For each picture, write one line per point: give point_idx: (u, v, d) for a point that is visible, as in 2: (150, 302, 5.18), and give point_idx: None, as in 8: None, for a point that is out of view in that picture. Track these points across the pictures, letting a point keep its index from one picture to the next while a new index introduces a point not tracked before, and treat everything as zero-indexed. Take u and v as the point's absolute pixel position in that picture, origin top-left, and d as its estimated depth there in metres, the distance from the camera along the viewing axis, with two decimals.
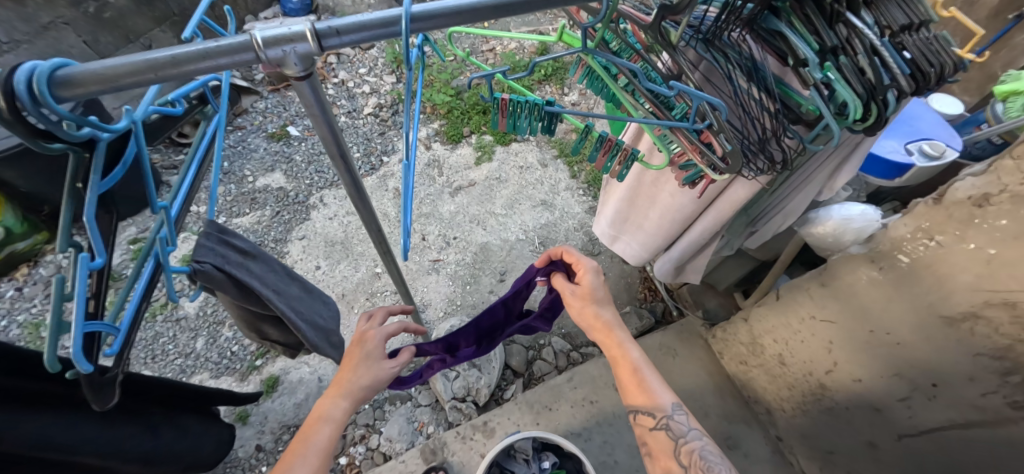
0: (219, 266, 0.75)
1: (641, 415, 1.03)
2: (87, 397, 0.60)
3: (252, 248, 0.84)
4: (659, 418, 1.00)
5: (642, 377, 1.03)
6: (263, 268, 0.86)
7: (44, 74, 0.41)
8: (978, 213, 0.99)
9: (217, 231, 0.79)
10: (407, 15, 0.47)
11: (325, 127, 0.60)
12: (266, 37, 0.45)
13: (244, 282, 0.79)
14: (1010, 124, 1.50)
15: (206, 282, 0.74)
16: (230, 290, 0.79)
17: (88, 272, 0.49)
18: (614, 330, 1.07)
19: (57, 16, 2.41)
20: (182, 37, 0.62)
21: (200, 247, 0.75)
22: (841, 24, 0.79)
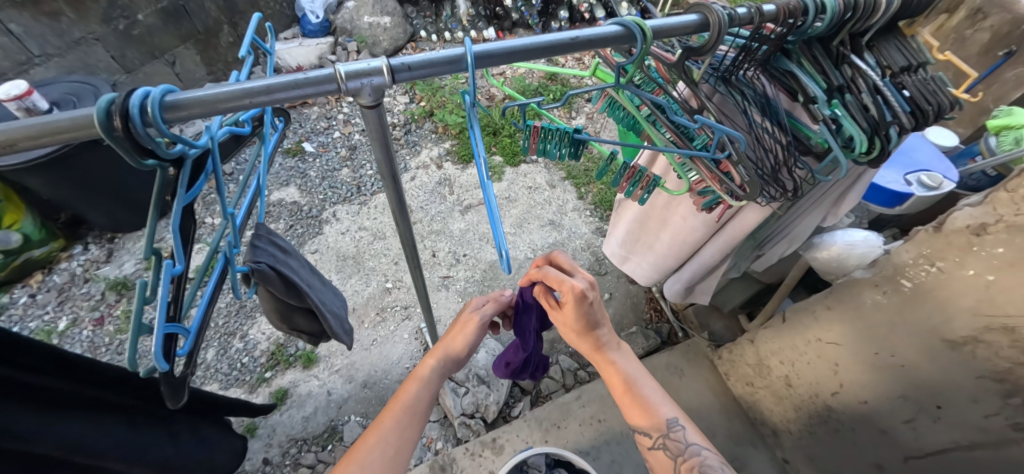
0: (272, 265, 0.80)
1: (640, 434, 0.99)
2: (163, 392, 0.70)
3: (290, 245, 0.90)
4: (658, 438, 0.96)
5: (637, 395, 0.98)
6: (299, 264, 0.92)
7: (156, 99, 0.47)
8: (976, 241, 1.05)
9: (266, 231, 0.84)
10: (471, 53, 0.55)
11: (383, 152, 0.65)
12: (349, 71, 0.51)
13: (292, 280, 0.84)
14: (1002, 157, 1.58)
15: (264, 280, 0.78)
16: (280, 288, 0.84)
17: (170, 277, 0.53)
18: (605, 348, 1.00)
19: (88, 32, 2.48)
20: (243, 69, 0.70)
21: (255, 247, 0.80)
22: (845, 65, 0.89)
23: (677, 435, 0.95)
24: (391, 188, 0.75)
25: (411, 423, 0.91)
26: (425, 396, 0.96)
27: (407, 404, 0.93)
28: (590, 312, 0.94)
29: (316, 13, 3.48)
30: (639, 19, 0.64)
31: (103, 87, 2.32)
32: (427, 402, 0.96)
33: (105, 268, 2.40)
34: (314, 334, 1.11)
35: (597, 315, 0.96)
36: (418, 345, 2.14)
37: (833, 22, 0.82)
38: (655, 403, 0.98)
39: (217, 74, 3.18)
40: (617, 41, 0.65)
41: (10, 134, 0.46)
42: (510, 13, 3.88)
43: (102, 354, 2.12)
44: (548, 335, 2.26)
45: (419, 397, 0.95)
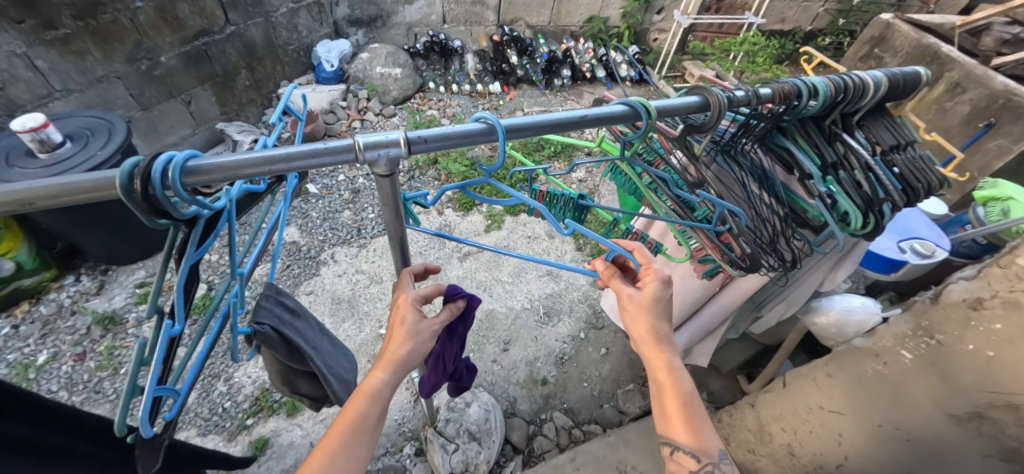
0: (276, 327, 0.82)
1: (680, 454, 0.82)
2: (137, 454, 0.67)
3: (300, 307, 0.91)
4: (705, 463, 0.81)
5: (693, 412, 0.84)
6: (308, 327, 0.93)
7: (178, 164, 0.49)
8: (973, 316, 1.06)
9: (275, 292, 0.86)
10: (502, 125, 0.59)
11: (393, 213, 0.67)
12: (367, 142, 0.54)
13: (293, 341, 0.84)
14: (991, 228, 1.63)
15: (262, 343, 0.79)
16: (281, 351, 0.84)
17: (167, 337, 0.53)
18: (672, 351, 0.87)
19: (112, 71, 2.55)
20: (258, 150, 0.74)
21: (261, 308, 0.82)
22: (838, 143, 0.93)
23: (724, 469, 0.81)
24: (396, 246, 0.77)
25: (362, 438, 0.75)
26: (375, 413, 0.78)
27: (356, 421, 0.75)
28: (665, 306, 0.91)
29: (331, 62, 3.65)
30: (644, 100, 0.68)
31: (118, 123, 2.35)
32: (375, 423, 0.78)
33: (94, 301, 2.35)
34: (316, 399, 1.09)
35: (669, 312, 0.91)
36: (408, 396, 2.07)
37: (827, 102, 0.86)
38: (708, 425, 0.84)
39: (230, 114, 3.28)
40: (623, 120, 0.69)
41: (34, 192, 0.47)
42: (515, 69, 4.08)
43: (78, 393, 2.03)
44: (542, 390, 2.21)
45: (368, 416, 0.76)
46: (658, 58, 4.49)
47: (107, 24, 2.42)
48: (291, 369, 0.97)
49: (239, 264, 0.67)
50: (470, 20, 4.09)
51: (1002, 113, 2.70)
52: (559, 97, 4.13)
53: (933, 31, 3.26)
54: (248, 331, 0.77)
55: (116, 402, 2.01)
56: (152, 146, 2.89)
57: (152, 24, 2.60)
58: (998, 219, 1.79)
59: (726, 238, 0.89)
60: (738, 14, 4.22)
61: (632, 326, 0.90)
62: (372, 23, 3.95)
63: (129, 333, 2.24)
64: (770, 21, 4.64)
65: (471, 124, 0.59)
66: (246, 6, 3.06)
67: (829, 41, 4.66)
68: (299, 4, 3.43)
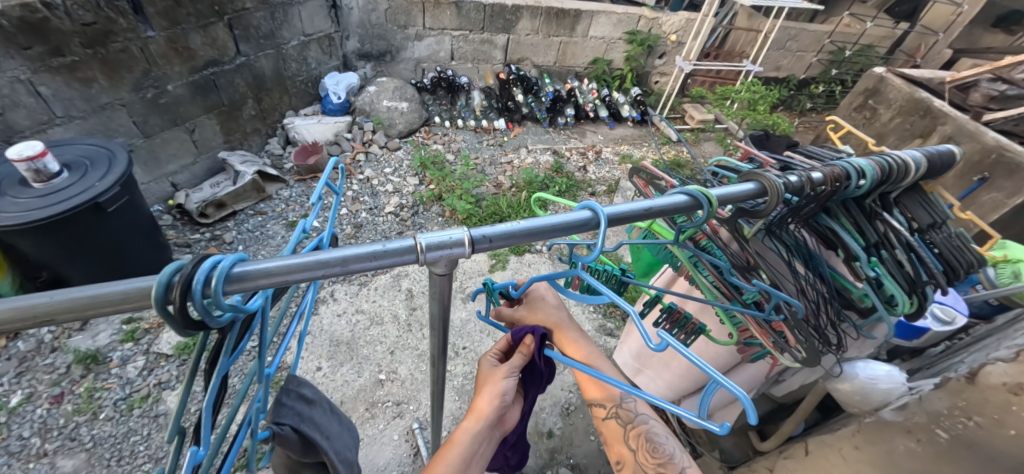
0: (295, 426, 0.76)
1: (596, 407, 1.06)
2: None
3: (318, 395, 0.86)
4: (611, 408, 1.03)
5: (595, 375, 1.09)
6: (323, 414, 0.87)
7: (223, 271, 0.45)
8: (1014, 400, 1.07)
9: (294, 385, 0.82)
10: (604, 215, 0.62)
11: (443, 305, 0.65)
12: (430, 243, 0.52)
13: (312, 440, 0.79)
14: (1004, 291, 1.61)
15: (283, 445, 0.73)
16: (297, 451, 0.78)
17: (192, 462, 0.49)
18: (567, 329, 1.06)
19: (117, 98, 2.50)
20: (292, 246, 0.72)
21: (281, 407, 0.77)
22: (879, 223, 0.93)
23: (628, 406, 1.02)
24: (438, 334, 0.72)
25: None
26: (460, 464, 0.85)
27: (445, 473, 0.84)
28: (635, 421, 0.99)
29: (338, 94, 3.66)
30: (705, 190, 0.68)
31: (119, 151, 2.25)
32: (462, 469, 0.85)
33: (77, 337, 2.21)
34: None
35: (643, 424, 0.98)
36: (407, 448, 1.95)
37: (873, 183, 0.86)
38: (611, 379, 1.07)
39: (233, 143, 3.25)
40: (684, 209, 0.69)
41: (52, 307, 0.43)
42: (520, 107, 4.15)
43: (51, 440, 1.88)
44: (547, 443, 2.10)
45: (460, 462, 0.85)
46: (659, 100, 4.61)
47: (116, 52, 2.39)
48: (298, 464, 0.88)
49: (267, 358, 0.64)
50: (478, 58, 4.16)
51: (995, 169, 2.76)
52: (563, 134, 4.17)
53: (925, 86, 3.38)
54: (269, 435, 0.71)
55: (91, 451, 1.86)
56: (152, 174, 2.83)
57: (163, 54, 2.59)
58: (1010, 280, 1.79)
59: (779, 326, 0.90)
60: (736, 63, 4.37)
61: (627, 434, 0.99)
62: (381, 57, 3.99)
63: (112, 373, 2.10)
64: (766, 69, 4.80)
65: (576, 216, 0.61)
66: (258, 38, 3.08)
67: (822, 89, 4.82)
68: (310, 38, 3.46)
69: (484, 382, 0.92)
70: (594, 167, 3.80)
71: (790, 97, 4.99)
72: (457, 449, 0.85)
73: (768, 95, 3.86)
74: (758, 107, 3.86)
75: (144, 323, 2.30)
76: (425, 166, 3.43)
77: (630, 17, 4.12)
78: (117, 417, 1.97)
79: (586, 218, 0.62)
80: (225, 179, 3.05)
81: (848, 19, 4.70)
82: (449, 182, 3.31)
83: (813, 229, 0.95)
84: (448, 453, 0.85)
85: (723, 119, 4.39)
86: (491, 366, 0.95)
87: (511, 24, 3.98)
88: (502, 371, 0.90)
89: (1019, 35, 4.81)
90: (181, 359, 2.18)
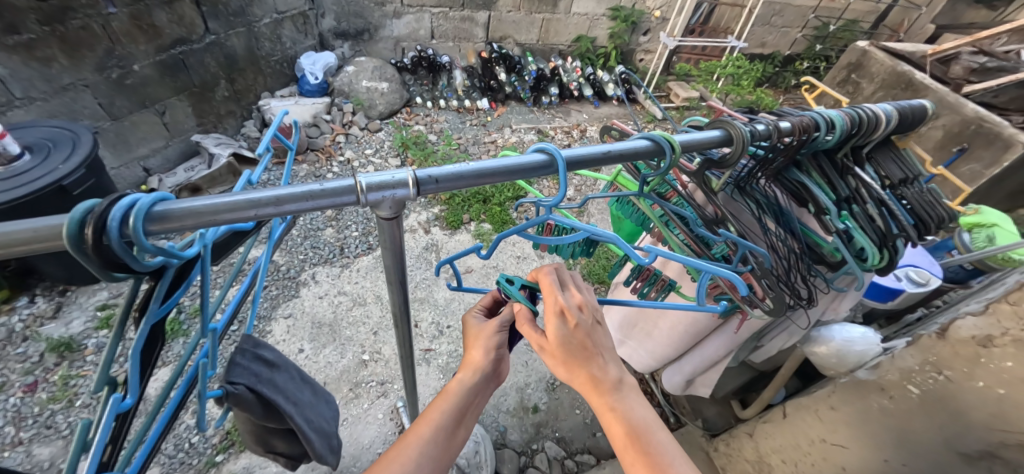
0: (251, 386, 0.73)
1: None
2: None
3: (279, 358, 0.83)
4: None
5: (645, 447, 0.69)
6: (286, 378, 0.84)
7: (142, 209, 0.40)
8: (983, 353, 1.03)
9: (251, 346, 0.78)
10: (562, 157, 0.58)
11: (397, 257, 0.62)
12: (371, 183, 0.48)
13: (273, 402, 0.77)
14: (979, 254, 1.62)
15: (237, 405, 0.70)
16: (258, 412, 0.76)
17: (116, 411, 0.47)
18: (603, 389, 0.73)
19: (79, 79, 2.39)
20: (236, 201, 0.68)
21: (235, 366, 0.74)
22: (851, 176, 0.91)
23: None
24: (395, 290, 0.70)
25: (439, 442, 0.80)
26: (453, 415, 0.83)
27: (437, 421, 0.81)
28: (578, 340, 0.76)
29: (316, 74, 3.56)
30: (668, 135, 0.65)
31: (84, 134, 2.16)
32: (454, 422, 0.83)
33: (50, 326, 2.15)
34: (293, 457, 0.97)
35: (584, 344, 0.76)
36: (392, 427, 1.94)
37: (843, 135, 0.84)
38: (671, 456, 0.69)
39: (207, 126, 3.14)
40: (646, 155, 0.66)
41: None
42: (504, 86, 4.07)
43: (26, 428, 1.84)
44: (533, 418, 2.12)
45: (448, 415, 0.82)
46: (644, 78, 4.56)
47: (76, 30, 2.28)
48: (263, 428, 0.85)
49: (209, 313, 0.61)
50: (459, 36, 4.06)
51: (974, 139, 2.78)
52: (547, 114, 4.12)
53: (907, 59, 3.38)
54: (221, 394, 0.68)
55: (68, 439, 1.83)
56: (122, 158, 2.73)
57: (126, 31, 2.47)
58: (984, 245, 1.81)
59: (748, 278, 0.92)
60: (720, 38, 4.33)
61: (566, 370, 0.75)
62: (359, 36, 3.87)
63: (87, 360, 2.05)
64: (751, 45, 4.78)
65: (531, 158, 0.58)
66: (228, 16, 2.96)
67: (807, 65, 4.81)
68: (283, 15, 3.34)
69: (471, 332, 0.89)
70: (578, 145, 3.77)
71: (775, 74, 4.97)
72: (449, 400, 0.83)
73: (751, 70, 3.84)
74: (742, 82, 3.83)
75: (119, 310, 2.24)
76: (406, 146, 3.37)
77: None
78: (94, 404, 1.93)
79: (545, 160, 0.59)
80: (199, 163, 2.97)
81: None
82: (431, 163, 3.29)
83: (785, 185, 0.94)
84: (440, 405, 0.83)
85: (707, 96, 4.36)
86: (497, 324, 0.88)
87: (492, 1, 3.88)
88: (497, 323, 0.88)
89: (1000, 10, 4.84)
90: None
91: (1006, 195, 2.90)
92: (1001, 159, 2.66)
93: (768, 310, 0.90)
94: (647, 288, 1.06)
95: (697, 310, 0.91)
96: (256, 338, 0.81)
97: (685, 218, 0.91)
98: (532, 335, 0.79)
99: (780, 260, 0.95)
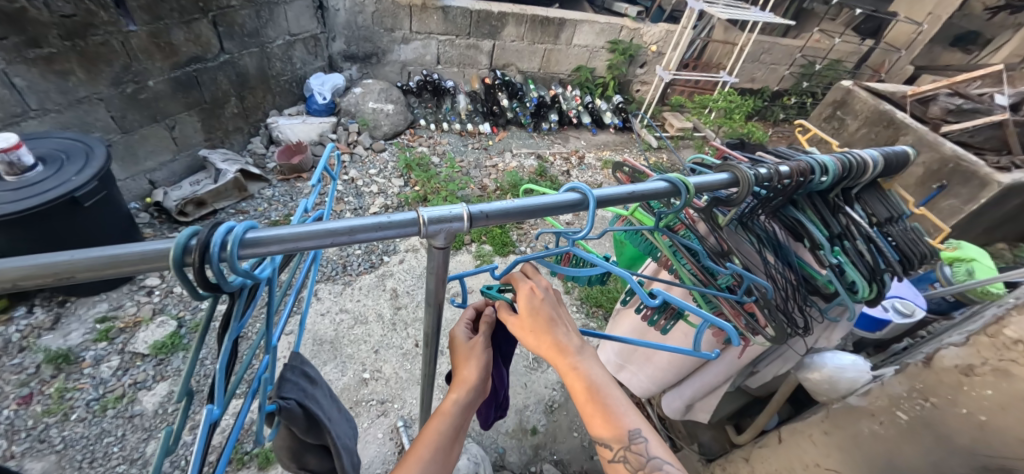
0: (300, 401, 0.78)
1: (601, 446, 0.79)
2: None
3: (318, 375, 0.87)
4: (618, 451, 0.77)
5: (601, 403, 0.78)
6: (324, 394, 0.88)
7: (239, 235, 0.47)
8: (965, 381, 1.08)
9: (298, 363, 0.83)
10: (592, 197, 0.66)
11: (438, 283, 0.69)
12: (432, 217, 0.56)
13: (318, 416, 0.80)
14: (960, 287, 1.71)
15: (288, 419, 0.74)
16: (302, 427, 0.79)
17: (208, 421, 0.56)
18: (567, 352, 0.80)
19: (94, 92, 2.44)
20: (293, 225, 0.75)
21: (285, 382, 0.78)
22: (842, 215, 0.99)
23: (640, 448, 0.76)
24: (431, 315, 0.76)
25: (437, 458, 0.82)
26: (450, 432, 0.84)
27: (436, 441, 0.82)
28: (543, 307, 0.83)
29: (324, 95, 3.65)
30: (684, 177, 0.74)
31: (97, 146, 2.19)
32: (452, 437, 0.84)
33: (48, 337, 2.13)
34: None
35: (550, 311, 0.84)
36: (391, 446, 1.94)
37: (836, 178, 0.93)
38: (623, 409, 0.79)
39: (214, 141, 3.19)
40: (664, 195, 0.74)
41: (70, 266, 0.45)
42: (505, 112, 4.21)
43: (19, 442, 1.80)
44: (531, 439, 2.13)
45: (444, 433, 0.83)
46: (640, 108, 4.73)
47: (96, 45, 2.34)
48: (298, 450, 0.87)
49: (271, 331, 0.67)
50: (463, 62, 4.22)
51: (952, 177, 2.93)
52: (547, 139, 4.24)
53: (889, 99, 3.57)
54: (276, 407, 0.73)
55: (62, 453, 1.80)
56: (129, 170, 2.76)
57: (144, 48, 2.54)
58: (964, 277, 1.91)
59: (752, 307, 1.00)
60: (713, 74, 4.54)
61: (536, 342, 0.82)
62: (367, 59, 3.99)
63: (84, 373, 2.03)
64: (742, 80, 5.00)
65: (568, 196, 0.66)
66: (242, 36, 3.05)
67: (794, 100, 5.02)
68: (295, 37, 3.45)
69: (460, 349, 0.88)
70: (577, 171, 3.87)
71: (765, 108, 5.16)
72: (445, 420, 0.83)
73: (742, 105, 4.02)
74: (734, 116, 3.99)
75: (119, 322, 2.23)
76: (410, 167, 3.46)
77: (612, 27, 4.25)
78: (90, 418, 1.90)
79: (578, 199, 0.66)
80: (205, 178, 2.99)
81: (817, 35, 4.95)
82: (434, 183, 3.34)
83: (783, 222, 1.02)
84: (436, 424, 0.83)
85: (701, 127, 4.52)
86: (472, 340, 0.89)
87: (497, 30, 4.05)
88: (478, 341, 0.88)
89: (975, 54, 5.18)
90: (158, 359, 2.12)
91: (983, 230, 3.06)
92: (978, 196, 2.81)
93: (770, 338, 0.98)
94: (655, 314, 1.14)
95: (693, 356, 1.05)
96: (302, 356, 0.86)
97: (694, 249, 0.99)
98: (507, 318, 0.86)
99: (781, 291, 1.03)
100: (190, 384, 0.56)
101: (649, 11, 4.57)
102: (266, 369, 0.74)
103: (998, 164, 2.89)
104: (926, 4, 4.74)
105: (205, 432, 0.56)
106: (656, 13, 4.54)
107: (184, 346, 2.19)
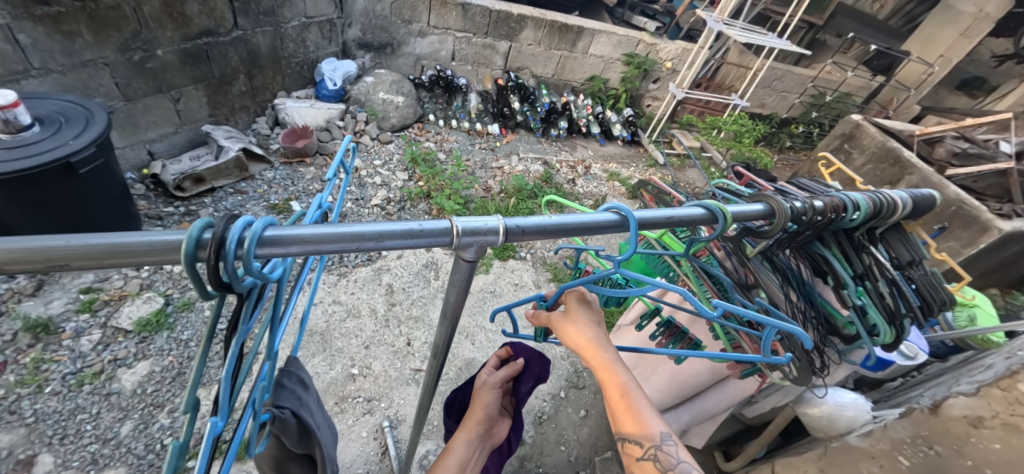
0: (295, 410, 0.74)
1: (629, 444, 0.77)
2: None
3: (311, 381, 0.84)
4: (648, 449, 0.75)
5: (632, 401, 0.78)
6: (315, 402, 0.85)
7: (257, 232, 0.42)
8: (973, 433, 1.10)
9: (295, 369, 0.81)
10: (634, 218, 0.62)
11: (458, 295, 0.65)
12: (467, 227, 0.52)
13: (312, 427, 0.76)
14: (961, 332, 1.70)
15: (281, 429, 0.71)
16: (293, 439, 0.75)
17: (211, 433, 0.51)
18: (603, 346, 0.81)
19: (101, 56, 2.37)
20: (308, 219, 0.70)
21: (281, 390, 0.75)
22: (866, 255, 0.97)
23: (670, 450, 0.75)
24: (444, 327, 0.72)
25: None
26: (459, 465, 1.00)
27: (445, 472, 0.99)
28: (585, 305, 0.87)
29: (334, 80, 3.59)
30: (721, 206, 0.70)
31: (98, 112, 2.12)
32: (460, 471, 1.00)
33: (28, 303, 2.05)
34: None
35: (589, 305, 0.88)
36: (376, 447, 1.89)
37: (867, 216, 0.90)
38: (652, 411, 0.79)
39: (218, 118, 3.13)
40: (700, 222, 0.70)
41: (68, 254, 0.40)
42: (516, 114, 4.17)
43: None
44: (518, 451, 2.08)
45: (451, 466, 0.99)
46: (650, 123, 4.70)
47: (106, 9, 2.28)
48: (285, 458, 0.82)
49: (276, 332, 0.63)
50: (478, 61, 4.18)
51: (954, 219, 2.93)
52: (554, 146, 4.20)
53: (896, 136, 3.57)
54: (270, 416, 0.69)
55: (32, 427, 1.73)
56: (129, 139, 2.69)
57: (156, 16, 2.48)
58: (965, 323, 1.91)
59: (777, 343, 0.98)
60: (725, 96, 4.54)
61: (569, 334, 0.84)
62: (381, 49, 3.95)
63: (63, 345, 1.96)
64: (752, 105, 4.99)
65: (608, 215, 0.62)
66: (258, 14, 3.00)
67: (802, 129, 5.03)
68: (311, 20, 3.40)
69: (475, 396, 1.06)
70: (582, 181, 3.84)
71: (772, 134, 5.15)
72: (453, 455, 1.00)
73: (752, 129, 4.02)
74: (743, 139, 3.98)
75: (103, 295, 2.15)
76: (415, 162, 3.40)
77: (629, 40, 4.24)
78: (65, 393, 1.83)
79: (619, 219, 0.62)
80: (206, 153, 2.92)
81: (830, 67, 4.99)
82: (439, 180, 3.29)
83: (808, 258, 1.00)
84: (448, 458, 1.00)
85: (708, 147, 4.51)
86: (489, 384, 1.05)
87: (515, 32, 4.03)
88: (489, 385, 1.04)
89: (979, 99, 5.27)
90: (141, 337, 2.05)
91: (980, 274, 3.07)
92: (978, 241, 2.82)
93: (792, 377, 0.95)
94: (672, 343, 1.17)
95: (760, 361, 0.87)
96: (298, 360, 0.84)
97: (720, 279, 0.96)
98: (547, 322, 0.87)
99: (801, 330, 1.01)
100: (195, 393, 0.51)
101: (668, 27, 4.59)
102: (265, 377, 0.67)
103: (999, 211, 2.91)
104: (938, 46, 4.80)
105: (205, 447, 0.51)
106: (674, 29, 4.61)
107: (170, 325, 2.12)
